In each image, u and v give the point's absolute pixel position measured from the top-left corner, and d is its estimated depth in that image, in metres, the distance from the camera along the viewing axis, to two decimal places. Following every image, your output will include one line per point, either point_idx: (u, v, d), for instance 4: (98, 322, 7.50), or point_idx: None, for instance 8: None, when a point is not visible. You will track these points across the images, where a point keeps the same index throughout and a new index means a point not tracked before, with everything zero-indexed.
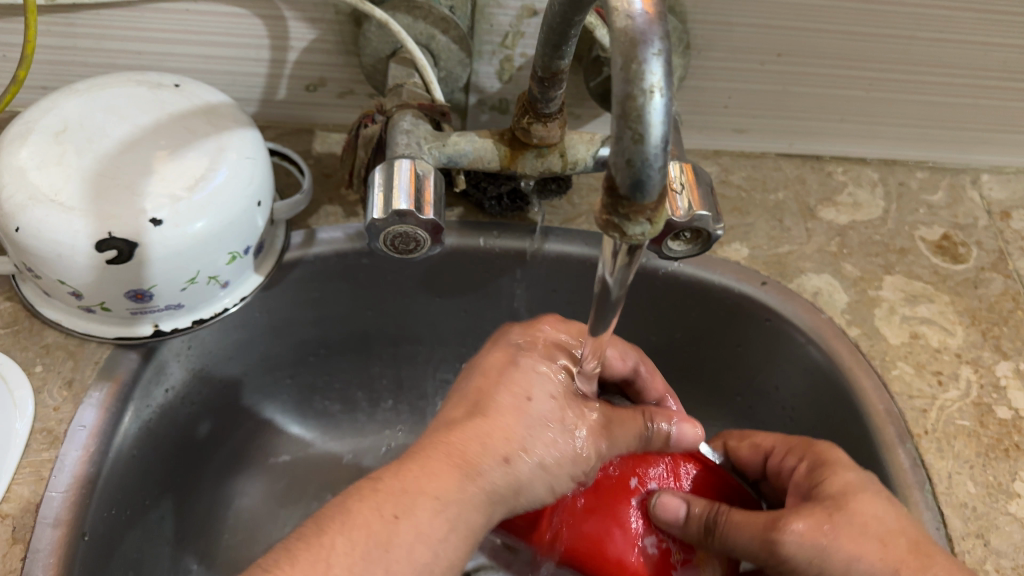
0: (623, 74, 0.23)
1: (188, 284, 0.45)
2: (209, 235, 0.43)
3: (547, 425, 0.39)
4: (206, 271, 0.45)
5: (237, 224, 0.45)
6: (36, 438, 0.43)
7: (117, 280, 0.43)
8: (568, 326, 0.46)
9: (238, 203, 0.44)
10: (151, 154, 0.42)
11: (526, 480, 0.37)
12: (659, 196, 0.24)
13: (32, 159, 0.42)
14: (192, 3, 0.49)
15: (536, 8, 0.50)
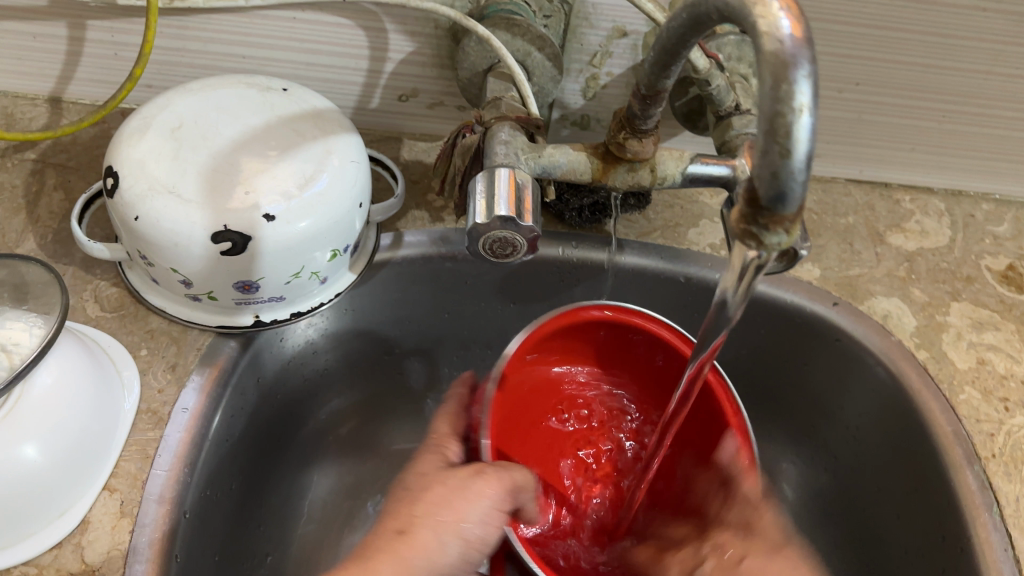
0: (773, 93, 0.24)
1: (289, 279, 0.47)
2: (314, 232, 0.45)
3: (459, 493, 0.41)
4: (306, 268, 0.47)
5: (339, 225, 0.47)
6: (142, 418, 0.45)
7: (224, 271, 0.45)
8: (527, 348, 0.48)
9: (342, 204, 0.46)
10: (263, 154, 0.45)
11: (432, 549, 0.40)
12: (797, 208, 0.26)
13: (152, 153, 0.44)
14: (300, 12, 0.52)
15: (627, 29, 0.52)
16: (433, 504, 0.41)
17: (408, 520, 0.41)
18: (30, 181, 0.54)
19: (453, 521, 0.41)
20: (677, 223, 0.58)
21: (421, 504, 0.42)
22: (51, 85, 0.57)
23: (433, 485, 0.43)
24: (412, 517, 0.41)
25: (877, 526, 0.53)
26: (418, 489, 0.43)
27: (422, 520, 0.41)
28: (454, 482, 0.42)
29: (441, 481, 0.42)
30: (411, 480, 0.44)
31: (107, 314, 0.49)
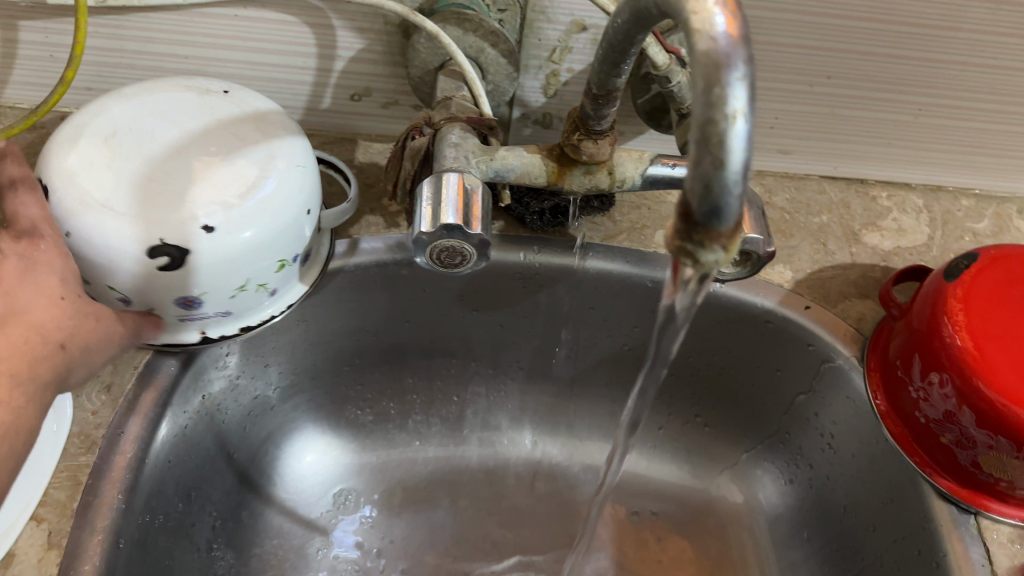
0: (705, 97, 0.22)
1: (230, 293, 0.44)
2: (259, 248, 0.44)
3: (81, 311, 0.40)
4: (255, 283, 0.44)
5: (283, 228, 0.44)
6: (74, 443, 0.43)
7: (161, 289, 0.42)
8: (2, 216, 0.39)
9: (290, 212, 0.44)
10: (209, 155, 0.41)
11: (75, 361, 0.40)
12: (735, 223, 0.23)
13: (78, 163, 0.41)
14: (242, 9, 0.49)
15: (585, 23, 0.50)
16: (42, 304, 0.38)
17: (30, 330, 0.37)
18: None
19: (54, 295, 0.38)
20: (645, 225, 0.56)
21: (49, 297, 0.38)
22: None
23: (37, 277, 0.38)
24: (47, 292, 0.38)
25: (852, 540, 0.51)
26: (76, 312, 0.39)
27: (63, 297, 0.39)
28: (102, 315, 0.41)
29: (67, 298, 0.39)
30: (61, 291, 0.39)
31: None
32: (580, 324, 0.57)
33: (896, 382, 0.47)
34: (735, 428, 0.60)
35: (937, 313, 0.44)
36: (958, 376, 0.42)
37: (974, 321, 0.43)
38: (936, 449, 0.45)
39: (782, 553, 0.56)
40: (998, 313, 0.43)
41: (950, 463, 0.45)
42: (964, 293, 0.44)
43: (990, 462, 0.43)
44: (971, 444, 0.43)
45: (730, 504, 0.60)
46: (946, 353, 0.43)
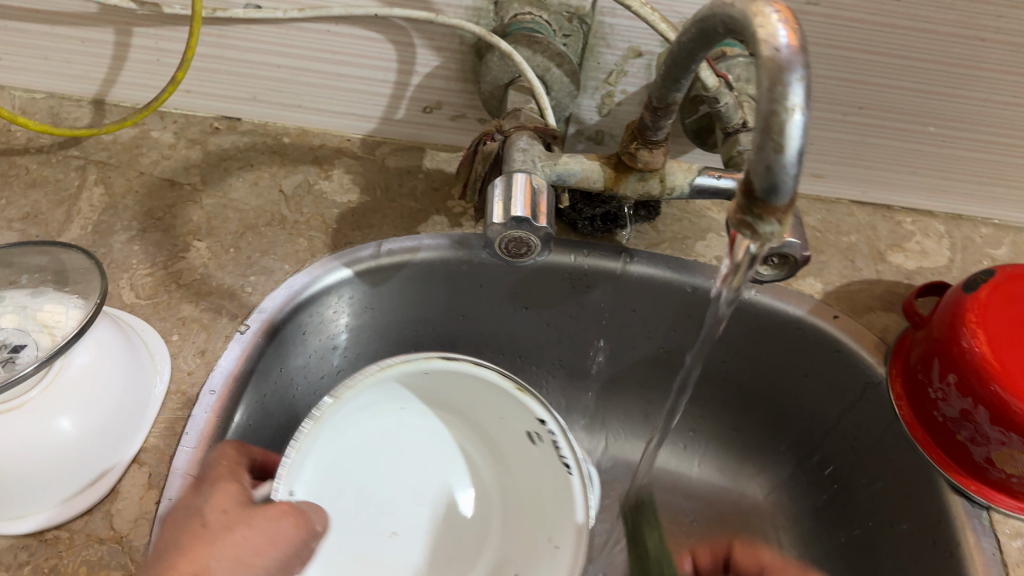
0: (769, 95, 0.27)
1: (540, 474, 0.50)
2: (534, 404, 0.48)
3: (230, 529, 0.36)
4: (532, 450, 0.50)
5: (489, 396, 0.51)
6: (172, 398, 0.47)
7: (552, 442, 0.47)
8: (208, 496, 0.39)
9: (453, 380, 0.52)
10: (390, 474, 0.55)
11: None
12: (789, 201, 0.28)
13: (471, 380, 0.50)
14: (334, 25, 0.55)
15: (641, 50, 0.55)
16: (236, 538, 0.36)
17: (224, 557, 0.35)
18: (72, 176, 0.56)
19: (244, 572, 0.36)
20: (686, 236, 0.61)
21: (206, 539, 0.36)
22: (96, 87, 0.61)
23: (218, 531, 0.36)
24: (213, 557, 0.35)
25: (870, 535, 0.55)
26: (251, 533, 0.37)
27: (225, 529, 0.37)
28: (258, 522, 0.38)
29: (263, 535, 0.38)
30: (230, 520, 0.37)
31: (141, 300, 0.51)
32: (623, 326, 0.61)
33: (917, 385, 0.51)
34: (762, 434, 0.64)
35: (956, 320, 0.49)
36: (972, 375, 0.46)
37: (987, 327, 0.47)
38: (953, 446, 0.49)
39: (806, 548, 0.60)
40: (1010, 322, 0.47)
41: (965, 459, 0.49)
42: (981, 303, 0.48)
43: (1002, 458, 0.46)
44: (985, 440, 0.47)
45: (757, 502, 0.64)
46: (961, 356, 0.47)
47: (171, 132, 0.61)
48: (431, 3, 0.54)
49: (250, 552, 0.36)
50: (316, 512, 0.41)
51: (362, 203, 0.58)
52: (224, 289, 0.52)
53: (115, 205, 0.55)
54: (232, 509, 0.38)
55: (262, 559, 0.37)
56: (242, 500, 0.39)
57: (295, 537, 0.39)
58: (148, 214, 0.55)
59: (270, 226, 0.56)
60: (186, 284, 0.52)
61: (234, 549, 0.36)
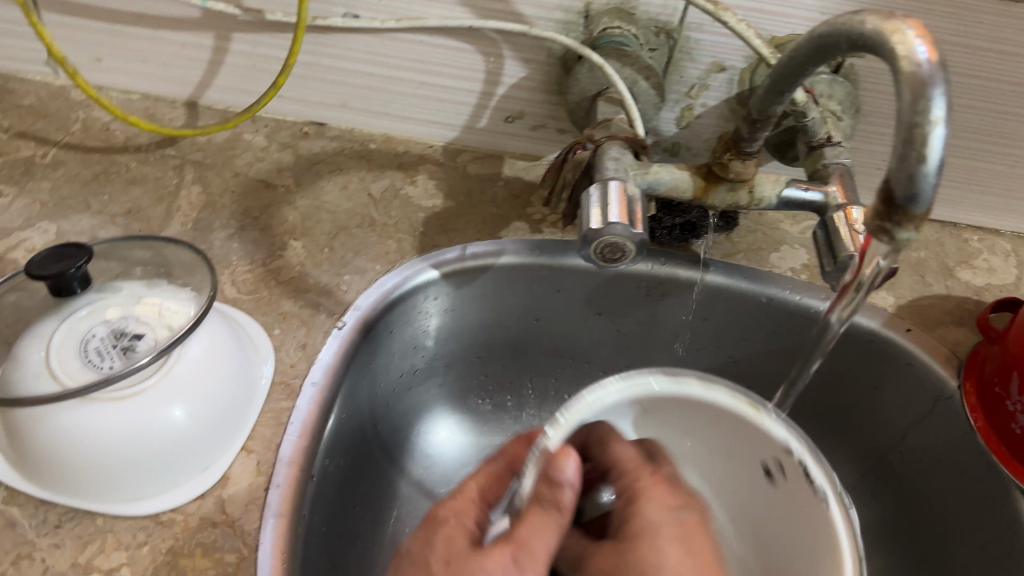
0: (912, 107, 0.29)
1: (767, 509, 0.43)
2: (777, 427, 0.40)
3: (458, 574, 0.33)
4: (769, 491, 0.43)
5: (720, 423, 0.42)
6: (276, 390, 0.49)
7: (803, 475, 0.39)
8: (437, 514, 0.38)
9: (676, 414, 0.44)
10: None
11: None
12: (928, 207, 0.30)
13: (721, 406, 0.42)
14: (428, 36, 0.57)
15: (725, 65, 0.57)
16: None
17: None
18: (171, 175, 0.59)
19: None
20: (760, 247, 0.63)
21: None
22: (190, 90, 0.63)
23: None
24: None
25: (941, 545, 0.56)
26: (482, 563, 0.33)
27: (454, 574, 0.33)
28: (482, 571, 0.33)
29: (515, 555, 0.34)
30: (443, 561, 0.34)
31: (243, 295, 0.53)
32: (694, 335, 0.62)
33: (994, 399, 0.52)
34: (827, 445, 0.65)
35: None
36: None
37: None
38: None
39: (869, 558, 0.61)
40: None
41: None
42: None
43: None
44: None
45: None
46: None
47: (263, 136, 0.64)
48: (524, 16, 0.55)
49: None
50: (547, 532, 0.35)
51: (447, 208, 0.60)
52: (321, 287, 0.54)
53: (214, 204, 0.57)
54: (457, 554, 0.35)
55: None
56: (471, 544, 0.36)
57: (535, 565, 0.34)
58: (245, 213, 0.57)
59: (361, 228, 0.58)
60: (285, 281, 0.54)
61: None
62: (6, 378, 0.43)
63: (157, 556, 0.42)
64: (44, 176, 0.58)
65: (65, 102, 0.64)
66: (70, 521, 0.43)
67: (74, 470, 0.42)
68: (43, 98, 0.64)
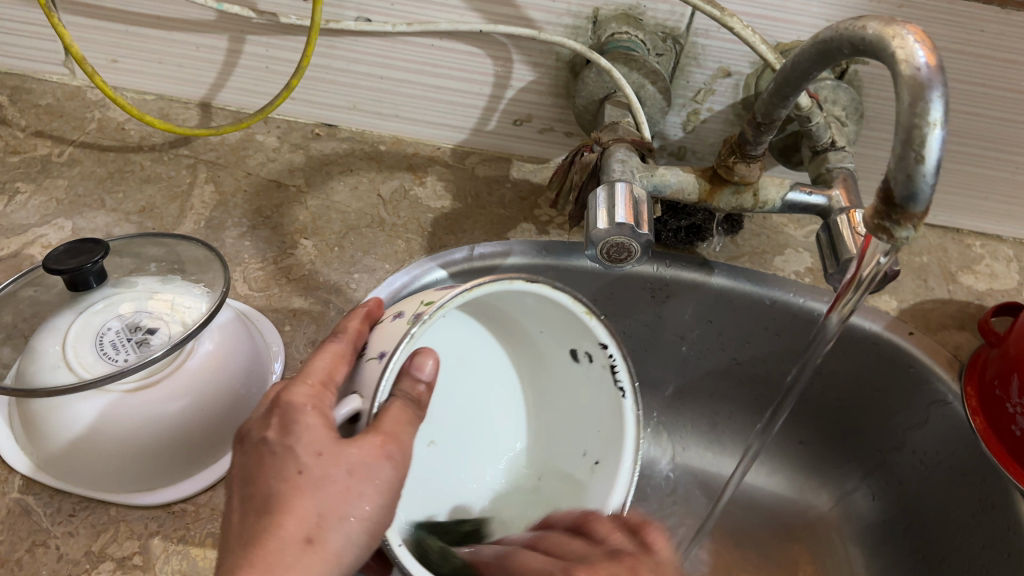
0: (912, 109, 0.29)
1: (597, 392, 0.47)
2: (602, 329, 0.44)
3: (347, 476, 0.32)
4: (578, 367, 0.48)
5: (559, 312, 0.44)
6: (286, 385, 0.50)
7: (609, 366, 0.45)
8: (311, 381, 0.35)
9: (528, 305, 0.46)
10: (458, 374, 0.51)
11: (340, 548, 0.32)
12: (926, 206, 0.31)
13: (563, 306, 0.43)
14: (437, 40, 0.58)
15: (730, 70, 0.57)
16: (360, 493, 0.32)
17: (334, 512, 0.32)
18: (185, 174, 0.60)
19: (344, 513, 0.32)
20: (764, 251, 0.63)
21: (306, 499, 0.32)
22: (203, 91, 0.64)
23: (320, 482, 0.32)
24: (317, 517, 0.32)
25: (939, 546, 0.56)
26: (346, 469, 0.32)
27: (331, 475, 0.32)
28: (364, 469, 0.32)
29: (392, 456, 0.33)
30: (304, 459, 0.32)
31: (255, 292, 0.54)
32: (699, 336, 0.63)
33: (992, 400, 0.52)
34: (832, 447, 0.66)
35: None
36: None
37: None
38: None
39: (869, 558, 0.62)
40: None
41: None
42: None
43: None
44: None
45: (824, 514, 0.66)
46: None
47: (275, 136, 0.65)
48: (533, 21, 0.56)
49: (354, 503, 0.32)
50: (407, 417, 0.34)
51: (455, 209, 0.61)
52: (331, 285, 0.55)
53: (226, 203, 0.59)
54: (329, 445, 0.32)
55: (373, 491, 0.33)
56: (333, 434, 0.33)
57: (402, 455, 0.34)
58: (257, 212, 0.58)
59: (370, 228, 0.59)
60: (296, 278, 0.55)
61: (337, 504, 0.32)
62: (24, 372, 0.43)
63: (169, 545, 0.43)
64: (60, 174, 0.59)
65: (81, 102, 0.65)
66: (84, 510, 0.44)
67: (88, 462, 0.43)
68: (59, 98, 0.65)
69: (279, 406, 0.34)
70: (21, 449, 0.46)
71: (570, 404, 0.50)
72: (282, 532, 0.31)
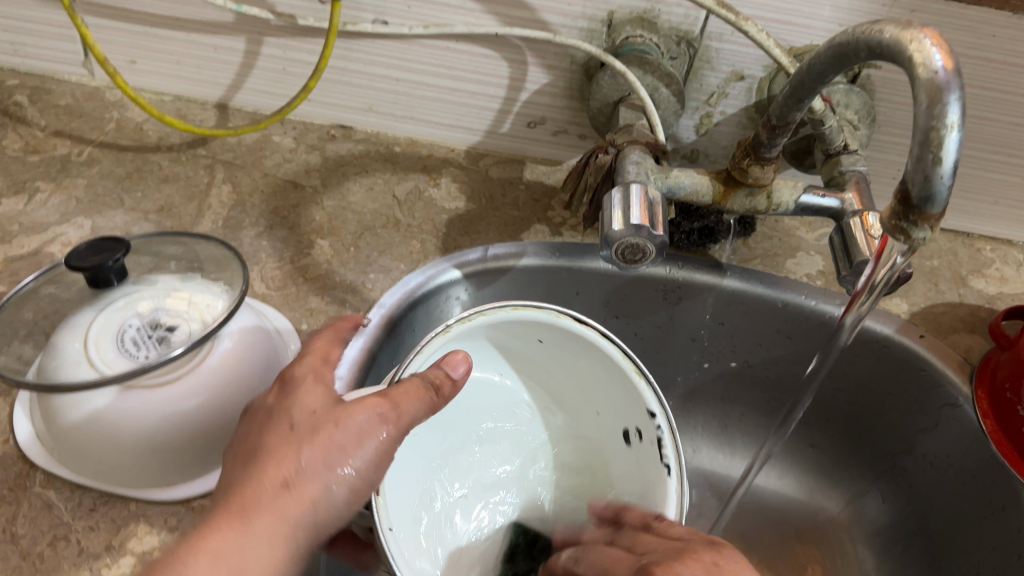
0: (929, 111, 0.30)
1: (642, 468, 0.45)
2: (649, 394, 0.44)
3: (326, 424, 0.36)
4: (627, 449, 0.47)
5: (607, 369, 0.46)
6: None
7: (656, 440, 0.43)
8: (312, 355, 0.41)
9: (587, 364, 0.48)
10: (511, 418, 0.52)
11: (319, 497, 0.35)
12: (943, 208, 0.31)
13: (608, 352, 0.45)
14: (454, 42, 0.59)
15: (744, 74, 0.58)
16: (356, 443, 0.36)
17: (323, 459, 0.35)
18: (202, 174, 0.61)
19: (325, 465, 0.35)
20: (776, 253, 0.64)
21: (289, 448, 0.36)
22: (220, 93, 0.65)
23: (300, 435, 0.36)
24: (296, 464, 0.35)
25: (950, 550, 0.56)
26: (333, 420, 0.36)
27: (315, 430, 0.36)
28: (354, 428, 0.36)
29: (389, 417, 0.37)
30: (293, 418, 0.36)
31: (272, 291, 0.54)
32: (710, 338, 0.63)
33: (1004, 403, 0.52)
34: (843, 450, 0.67)
35: None
36: None
37: None
38: None
39: (879, 561, 0.62)
40: None
41: None
42: None
43: None
44: None
45: (834, 517, 0.66)
46: None
47: (291, 137, 0.65)
48: (549, 24, 0.57)
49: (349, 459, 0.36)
50: (415, 399, 0.37)
51: (469, 210, 0.62)
52: (347, 284, 0.55)
53: (243, 203, 0.59)
54: (321, 407, 0.37)
55: (363, 448, 0.36)
56: (328, 400, 0.38)
57: (398, 420, 0.37)
58: (274, 212, 0.59)
59: (386, 228, 0.59)
60: (312, 278, 0.55)
61: (321, 454, 0.36)
62: (43, 367, 0.44)
63: (188, 540, 0.43)
64: (79, 173, 0.60)
65: (100, 102, 0.65)
66: (105, 505, 0.44)
67: (109, 458, 0.44)
68: (78, 98, 0.65)
69: (283, 379, 0.39)
70: (42, 443, 0.46)
71: (609, 463, 0.49)
72: (260, 475, 0.35)
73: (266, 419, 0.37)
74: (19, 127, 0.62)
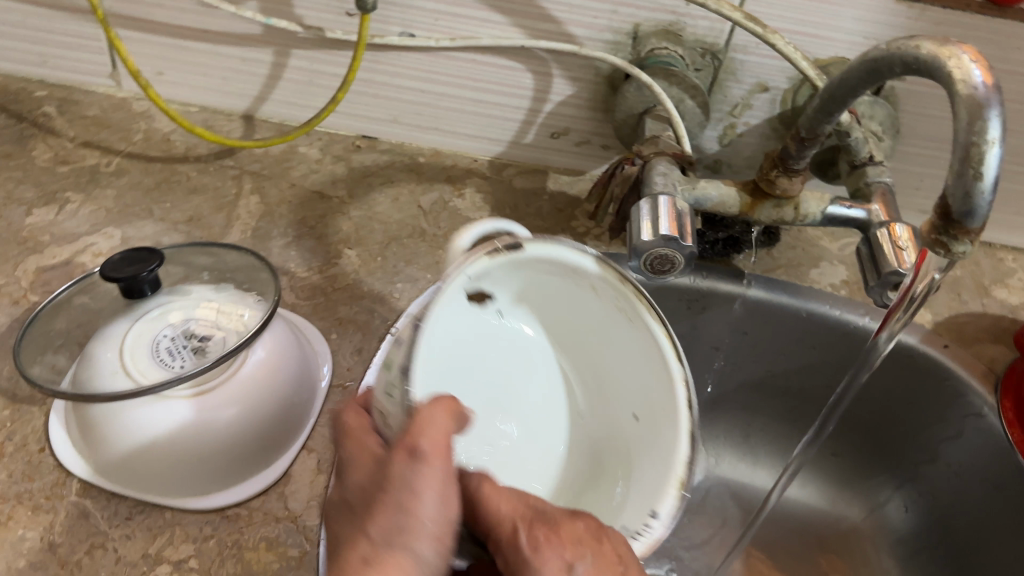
0: (969, 127, 0.30)
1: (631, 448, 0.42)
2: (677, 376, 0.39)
3: (381, 488, 0.29)
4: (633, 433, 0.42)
5: (648, 363, 0.41)
6: (334, 393, 0.51)
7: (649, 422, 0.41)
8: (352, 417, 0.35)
9: (620, 327, 0.42)
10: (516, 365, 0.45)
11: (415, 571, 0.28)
12: (982, 222, 0.31)
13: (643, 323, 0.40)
14: (480, 54, 0.59)
15: (768, 85, 0.58)
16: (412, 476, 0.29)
17: (391, 523, 0.29)
18: (230, 185, 0.61)
19: (408, 529, 0.29)
20: (799, 263, 0.64)
21: (365, 533, 0.29)
22: (247, 104, 0.65)
23: (362, 518, 0.29)
24: (372, 543, 0.29)
25: (976, 560, 0.56)
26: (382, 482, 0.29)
27: (378, 497, 0.29)
28: (401, 474, 0.29)
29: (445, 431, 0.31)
30: (351, 498, 0.31)
31: (302, 301, 0.54)
32: (733, 347, 0.64)
33: None
34: (865, 459, 0.67)
35: None
36: None
37: None
38: None
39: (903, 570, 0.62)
40: None
41: None
42: None
43: None
44: None
45: (856, 525, 0.66)
46: None
47: (317, 148, 0.66)
48: (575, 37, 0.57)
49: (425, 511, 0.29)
50: (442, 419, 0.31)
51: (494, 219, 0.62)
52: (375, 294, 0.56)
53: (271, 213, 0.60)
54: (372, 475, 0.31)
55: (426, 498, 0.29)
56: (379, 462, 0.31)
57: (434, 452, 0.30)
58: (301, 222, 0.59)
59: (412, 238, 0.60)
60: (341, 287, 0.56)
61: (384, 521, 0.29)
62: (81, 378, 0.44)
63: (223, 548, 0.44)
64: (109, 184, 0.60)
65: (127, 114, 0.66)
66: (141, 513, 0.45)
67: (145, 466, 0.44)
68: (105, 110, 0.66)
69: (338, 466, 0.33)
70: (77, 451, 0.47)
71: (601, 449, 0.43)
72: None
73: (341, 509, 0.31)
74: (49, 139, 0.63)
